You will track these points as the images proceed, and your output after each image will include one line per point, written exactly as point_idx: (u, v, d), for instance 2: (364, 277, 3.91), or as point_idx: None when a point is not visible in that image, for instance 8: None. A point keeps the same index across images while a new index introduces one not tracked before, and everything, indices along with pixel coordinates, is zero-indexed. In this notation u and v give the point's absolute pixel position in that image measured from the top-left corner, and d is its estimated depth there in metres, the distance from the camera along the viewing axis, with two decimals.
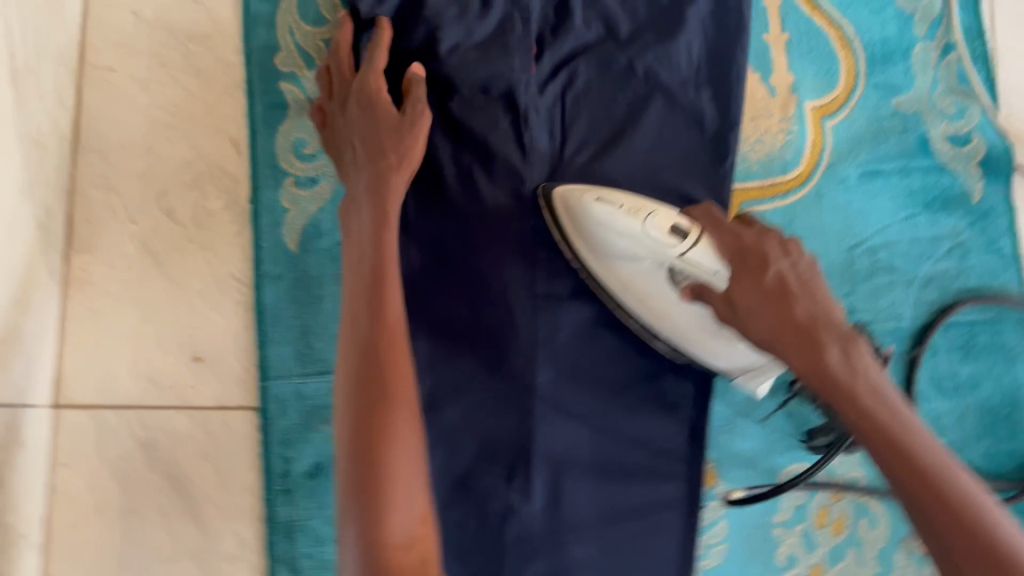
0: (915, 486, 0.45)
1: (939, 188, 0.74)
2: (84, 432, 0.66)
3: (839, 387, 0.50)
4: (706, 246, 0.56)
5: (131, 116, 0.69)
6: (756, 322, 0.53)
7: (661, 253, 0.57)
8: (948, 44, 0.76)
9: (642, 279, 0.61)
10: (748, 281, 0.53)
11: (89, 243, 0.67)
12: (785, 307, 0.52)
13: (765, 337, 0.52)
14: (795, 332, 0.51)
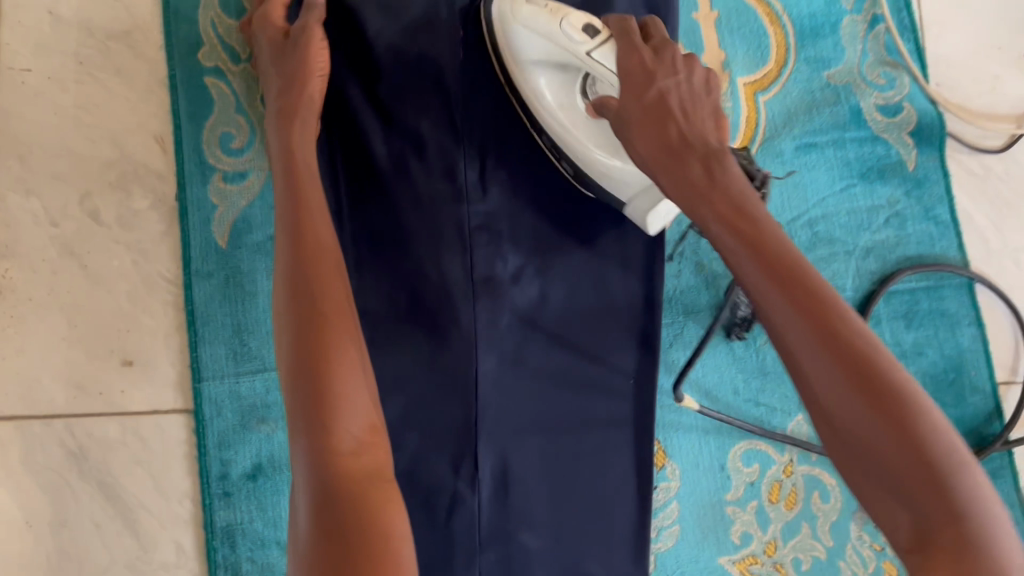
0: (781, 299, 0.39)
1: (874, 158, 0.74)
2: (9, 445, 0.63)
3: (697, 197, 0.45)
4: (613, 48, 0.54)
5: (49, 117, 0.67)
6: (633, 138, 0.50)
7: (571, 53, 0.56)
8: (876, 16, 0.76)
9: (561, 87, 0.61)
10: (626, 97, 0.51)
11: (9, 248, 0.65)
12: (662, 118, 0.49)
13: (643, 158, 0.50)
14: (662, 145, 0.49)
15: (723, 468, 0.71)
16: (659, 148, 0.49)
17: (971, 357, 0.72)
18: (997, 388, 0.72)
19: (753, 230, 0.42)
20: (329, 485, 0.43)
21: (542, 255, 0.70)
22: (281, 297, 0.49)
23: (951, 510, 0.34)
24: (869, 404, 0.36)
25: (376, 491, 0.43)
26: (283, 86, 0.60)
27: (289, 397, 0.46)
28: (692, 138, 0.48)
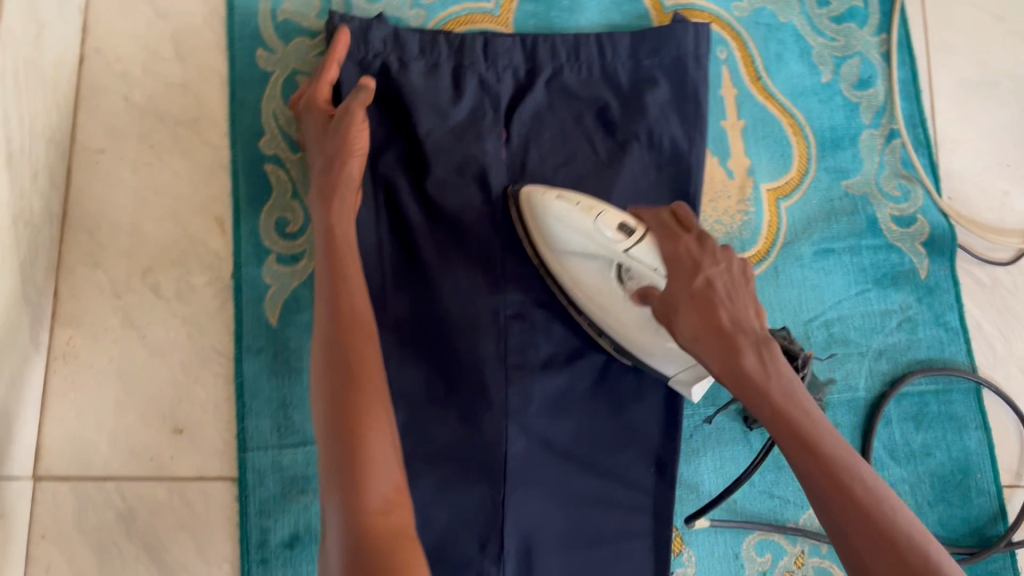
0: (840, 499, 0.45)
1: (888, 265, 0.79)
2: (63, 503, 0.67)
3: (753, 388, 0.51)
4: (649, 244, 0.61)
5: (118, 194, 0.72)
6: (681, 320, 0.56)
7: (610, 248, 0.62)
8: (893, 131, 0.81)
9: (594, 275, 0.66)
10: (672, 282, 0.58)
11: (74, 316, 0.70)
12: (708, 311, 0.55)
13: (689, 338, 0.56)
14: (715, 334, 0.54)
15: (737, 557, 0.73)
16: (714, 339, 0.54)
17: (977, 459, 0.76)
18: (1002, 491, 0.75)
19: (797, 421, 0.49)
20: (357, 540, 0.47)
21: (574, 343, 0.73)
22: (317, 365, 0.55)
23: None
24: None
25: (402, 548, 0.47)
26: (325, 163, 0.65)
27: (324, 455, 0.51)
28: (737, 323, 0.54)
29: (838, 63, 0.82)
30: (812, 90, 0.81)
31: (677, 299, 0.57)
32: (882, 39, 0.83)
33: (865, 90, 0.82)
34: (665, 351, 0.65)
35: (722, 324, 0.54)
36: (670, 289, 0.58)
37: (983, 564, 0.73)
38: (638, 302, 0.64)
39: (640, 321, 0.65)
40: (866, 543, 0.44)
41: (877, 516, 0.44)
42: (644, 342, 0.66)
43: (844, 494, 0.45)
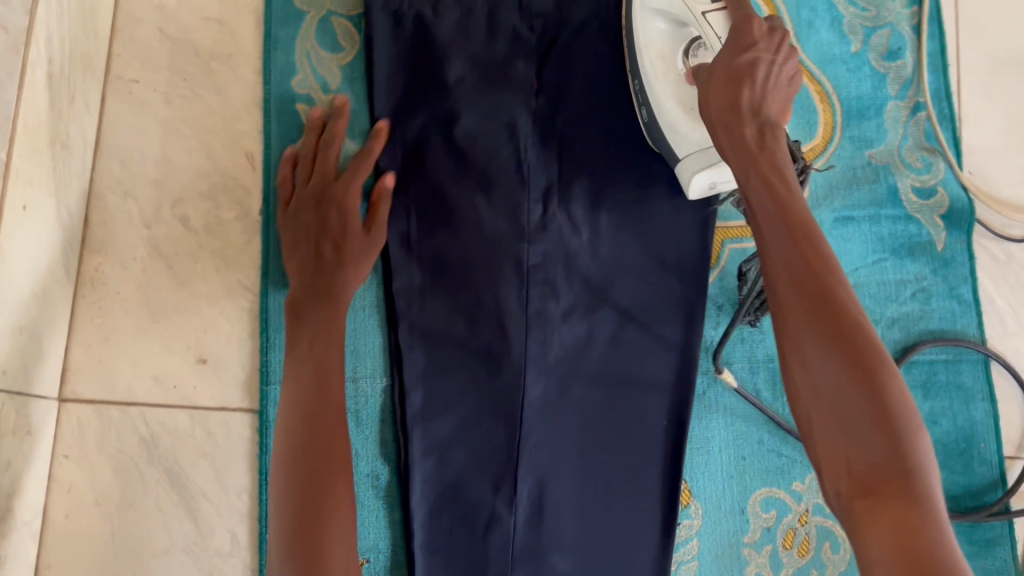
0: (790, 254, 0.50)
1: (905, 236, 0.79)
2: (87, 425, 0.68)
3: (743, 153, 0.57)
4: (724, 18, 0.68)
5: (149, 125, 0.73)
6: (713, 85, 0.60)
7: (693, 7, 0.69)
8: (918, 103, 0.82)
9: (668, 40, 0.71)
10: (730, 44, 0.61)
11: (103, 243, 0.70)
12: (737, 87, 0.59)
13: (715, 108, 0.60)
14: (733, 107, 0.59)
15: (743, 512, 0.75)
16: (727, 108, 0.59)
17: (982, 429, 0.77)
18: (1003, 461, 0.77)
19: (779, 187, 0.54)
20: None
21: (596, 297, 0.74)
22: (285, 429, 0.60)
23: (896, 453, 0.43)
24: (846, 361, 0.46)
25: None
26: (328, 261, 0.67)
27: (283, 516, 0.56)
28: (758, 106, 0.59)
29: (868, 32, 0.83)
30: (841, 58, 0.82)
31: (714, 72, 0.61)
32: (913, 11, 0.83)
33: (893, 61, 0.83)
34: (687, 131, 0.68)
35: (742, 102, 0.59)
36: (722, 61, 0.60)
37: (981, 530, 0.75)
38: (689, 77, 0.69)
39: (682, 95, 0.69)
40: (813, 308, 0.48)
41: (831, 286, 0.48)
42: (673, 116, 0.69)
43: (807, 268, 0.49)
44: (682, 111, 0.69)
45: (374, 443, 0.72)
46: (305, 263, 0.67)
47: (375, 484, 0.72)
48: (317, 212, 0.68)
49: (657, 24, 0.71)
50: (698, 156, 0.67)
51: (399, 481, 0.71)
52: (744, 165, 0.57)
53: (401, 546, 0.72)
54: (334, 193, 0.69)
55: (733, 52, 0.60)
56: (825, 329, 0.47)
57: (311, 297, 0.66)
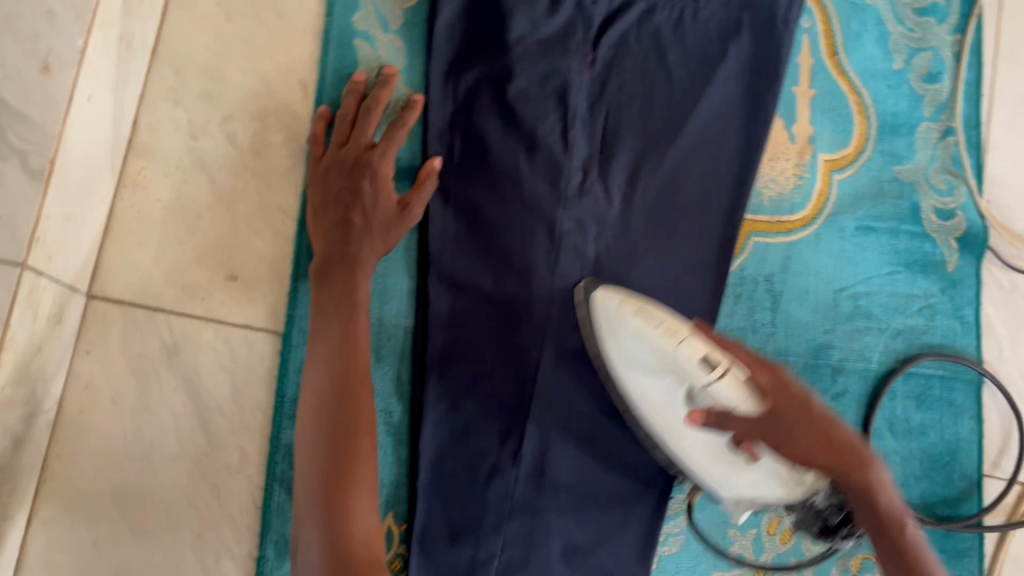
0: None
1: (921, 253, 0.82)
2: (112, 324, 0.68)
3: (855, 478, 0.59)
4: (733, 381, 0.59)
5: (208, 38, 0.73)
6: (794, 439, 0.59)
7: (688, 378, 0.61)
8: (949, 128, 0.85)
9: (662, 394, 0.64)
10: (789, 407, 0.59)
11: (148, 149, 0.71)
12: (828, 445, 0.59)
13: (802, 455, 0.59)
14: (829, 450, 0.59)
15: None
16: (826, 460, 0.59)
17: (966, 445, 0.81)
18: (982, 478, 0.80)
19: (892, 514, 0.60)
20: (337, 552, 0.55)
21: (619, 273, 0.76)
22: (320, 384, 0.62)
23: None
24: None
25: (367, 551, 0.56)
26: (354, 229, 0.67)
27: (313, 475, 0.58)
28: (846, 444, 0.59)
29: (912, 53, 0.85)
30: (883, 74, 0.84)
31: (788, 432, 0.58)
32: (956, 39, 0.86)
33: (931, 84, 0.85)
34: (731, 485, 0.65)
35: (836, 445, 0.59)
36: (786, 420, 0.59)
37: (952, 540, 0.79)
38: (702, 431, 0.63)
39: (709, 449, 0.64)
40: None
41: None
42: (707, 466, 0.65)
43: None
44: (718, 464, 0.64)
45: (390, 382, 0.73)
46: (331, 227, 0.67)
47: (388, 421, 0.73)
48: (349, 179, 0.68)
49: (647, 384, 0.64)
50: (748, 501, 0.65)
51: (410, 421, 0.73)
52: (847, 480, 0.60)
53: (404, 484, 0.73)
54: (369, 161, 0.69)
55: (781, 394, 0.60)
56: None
57: (335, 262, 0.66)
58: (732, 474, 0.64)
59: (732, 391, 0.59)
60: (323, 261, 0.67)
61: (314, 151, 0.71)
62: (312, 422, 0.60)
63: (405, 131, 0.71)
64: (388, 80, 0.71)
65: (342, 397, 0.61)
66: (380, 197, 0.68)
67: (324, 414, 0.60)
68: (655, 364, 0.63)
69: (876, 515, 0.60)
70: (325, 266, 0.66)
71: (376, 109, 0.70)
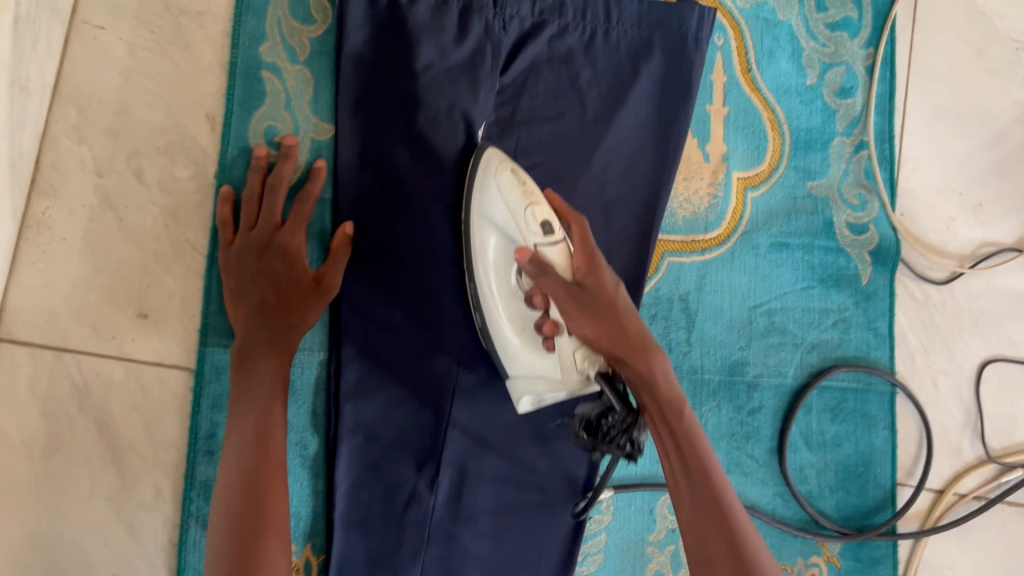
0: (690, 465, 0.57)
1: (835, 267, 0.84)
2: (19, 366, 0.68)
3: (636, 356, 0.59)
4: (560, 250, 0.61)
5: (111, 73, 0.72)
6: (582, 319, 0.60)
7: (523, 237, 0.62)
8: (862, 142, 0.86)
9: (502, 254, 0.65)
10: (596, 287, 0.61)
11: (52, 188, 0.70)
12: (609, 327, 0.60)
13: (591, 338, 0.60)
14: (614, 337, 0.60)
15: (651, 512, 0.79)
16: (611, 343, 0.60)
17: (881, 455, 0.82)
18: (895, 487, 0.82)
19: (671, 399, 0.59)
20: None
21: None
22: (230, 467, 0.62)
23: None
24: None
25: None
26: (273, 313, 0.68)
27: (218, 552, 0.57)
28: (633, 333, 0.60)
29: (825, 68, 0.86)
30: (796, 90, 0.85)
31: (586, 300, 0.60)
32: (868, 53, 0.87)
33: (845, 99, 0.86)
34: (517, 354, 0.65)
35: (629, 333, 0.60)
36: (588, 295, 0.61)
37: (865, 547, 0.81)
38: (521, 292, 0.64)
39: (518, 313, 0.65)
40: (711, 524, 0.55)
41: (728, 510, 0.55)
42: (507, 335, 0.65)
43: (712, 497, 0.55)
44: (516, 332, 0.65)
45: (305, 414, 0.73)
46: (250, 314, 0.68)
47: (303, 453, 0.73)
48: (262, 261, 0.69)
49: (493, 238, 0.65)
50: (525, 380, 0.66)
51: (327, 452, 0.73)
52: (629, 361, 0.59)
53: (322, 515, 0.73)
54: (281, 242, 0.70)
55: (593, 272, 0.61)
56: (723, 553, 0.53)
57: (258, 347, 0.67)
58: (529, 348, 0.64)
59: (557, 256, 0.61)
60: (240, 350, 0.67)
61: (224, 236, 0.71)
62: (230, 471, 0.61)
63: (312, 201, 0.72)
64: (288, 155, 0.72)
65: (257, 441, 0.62)
66: (294, 274, 0.69)
67: (241, 465, 0.61)
68: (503, 227, 0.64)
69: (657, 402, 0.59)
70: (245, 355, 0.66)
71: (281, 185, 0.71)
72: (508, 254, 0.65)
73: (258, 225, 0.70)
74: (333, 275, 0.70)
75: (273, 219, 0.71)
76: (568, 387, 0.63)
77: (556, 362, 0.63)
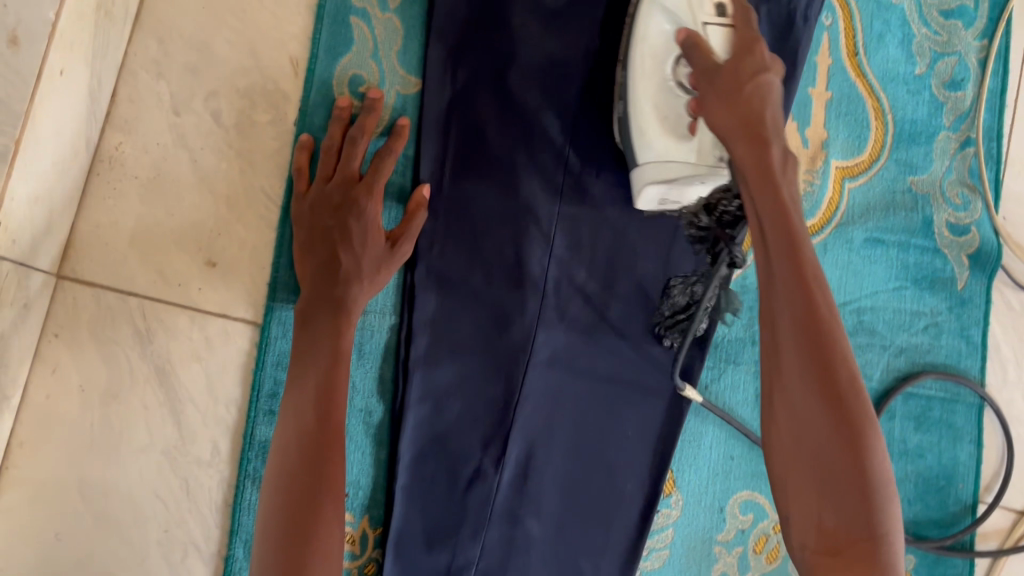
0: (782, 252, 0.48)
1: (930, 268, 0.79)
2: (81, 306, 0.65)
3: (757, 134, 0.51)
4: (725, 33, 0.58)
5: (195, 6, 0.68)
6: (710, 95, 0.54)
7: (695, 18, 0.60)
8: (969, 138, 0.81)
9: (666, 41, 0.63)
10: (735, 61, 0.54)
11: (128, 123, 0.66)
12: (738, 107, 0.52)
13: (716, 127, 0.53)
14: (734, 116, 0.52)
15: (721, 510, 0.75)
16: (731, 119, 0.52)
17: (964, 469, 0.78)
18: (976, 504, 0.78)
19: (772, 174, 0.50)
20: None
21: (610, 277, 0.72)
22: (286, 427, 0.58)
23: (891, 487, 0.45)
24: (818, 388, 0.45)
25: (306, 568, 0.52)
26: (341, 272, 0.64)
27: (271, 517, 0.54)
28: (764, 116, 0.52)
29: (936, 57, 0.81)
30: (904, 78, 0.81)
31: (718, 75, 0.54)
32: (983, 45, 0.82)
33: (954, 91, 0.81)
34: (652, 139, 0.63)
35: (755, 113, 0.52)
36: (723, 75, 0.54)
37: (938, 564, 0.77)
38: (676, 74, 0.62)
39: (665, 99, 0.63)
40: (792, 316, 0.46)
41: (823, 309, 0.46)
42: (647, 120, 0.63)
43: (800, 290, 0.47)
44: (658, 119, 0.63)
45: (371, 380, 0.70)
46: (318, 272, 0.64)
47: (367, 421, 0.69)
48: (336, 217, 0.65)
49: (659, 21, 0.63)
50: (655, 167, 0.62)
51: (390, 421, 0.70)
52: (734, 139, 0.52)
53: (381, 486, 0.70)
54: (356, 198, 0.66)
55: (742, 53, 0.54)
56: (799, 349, 0.46)
57: (323, 304, 0.63)
58: (667, 134, 0.62)
59: (719, 38, 0.58)
60: (304, 309, 0.63)
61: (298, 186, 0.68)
62: (285, 434, 0.58)
63: (393, 159, 0.68)
64: (372, 109, 0.68)
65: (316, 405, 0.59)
66: (368, 234, 0.65)
67: (297, 429, 0.57)
68: (676, 11, 0.62)
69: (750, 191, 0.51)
70: (307, 315, 0.63)
71: (361, 139, 0.67)
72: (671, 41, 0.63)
73: (334, 178, 0.67)
74: (406, 238, 0.67)
75: (350, 173, 0.67)
76: (699, 171, 0.60)
77: (694, 147, 0.61)
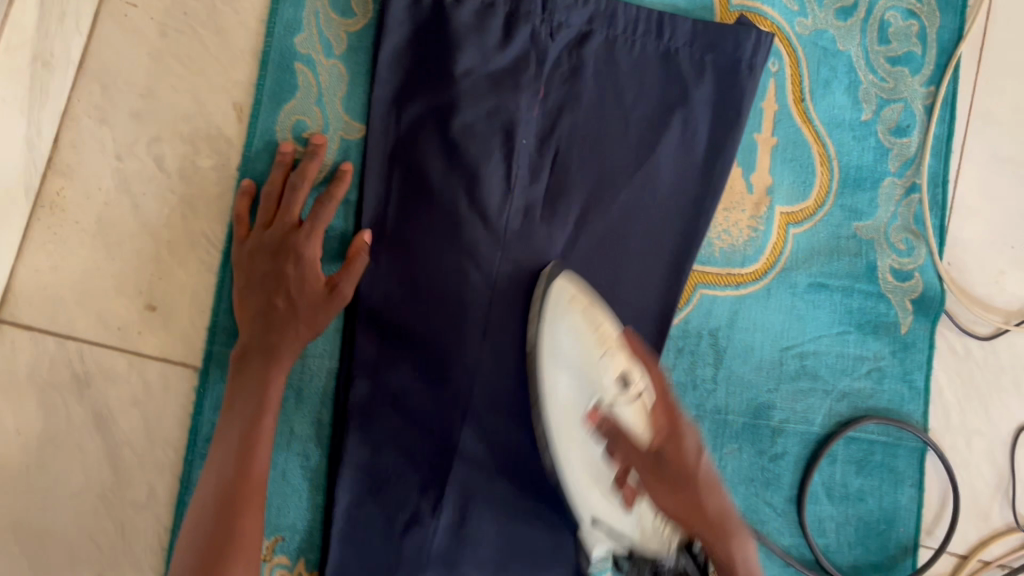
0: None
1: (874, 313, 0.80)
2: (19, 350, 0.66)
3: (714, 520, 0.61)
4: (641, 408, 0.65)
5: (141, 55, 0.69)
6: (659, 494, 0.62)
7: (603, 393, 0.65)
8: (914, 184, 0.82)
9: (574, 409, 0.65)
10: (677, 467, 0.62)
11: (70, 169, 0.67)
12: (690, 500, 0.61)
13: (673, 512, 0.61)
14: (694, 510, 0.61)
15: None
16: (694, 514, 0.61)
17: (905, 514, 0.79)
18: (917, 547, 0.78)
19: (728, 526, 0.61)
20: None
21: None
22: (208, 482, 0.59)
23: None
24: None
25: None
26: (276, 317, 0.65)
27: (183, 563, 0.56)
28: (712, 493, 0.62)
29: (882, 103, 0.82)
30: (850, 125, 0.81)
31: (660, 458, 0.62)
32: (928, 92, 0.83)
33: (899, 138, 0.82)
34: (593, 501, 0.64)
35: (710, 514, 0.61)
36: (667, 465, 0.62)
37: None
38: (596, 442, 0.65)
39: (593, 461, 0.65)
40: None
41: None
42: (576, 484, 0.64)
43: None
44: (594, 480, 0.64)
45: (309, 424, 0.71)
46: (255, 317, 0.65)
47: (304, 465, 0.70)
48: (274, 262, 0.66)
49: (563, 382, 0.65)
50: (601, 536, 0.65)
51: (329, 464, 0.70)
52: (702, 530, 0.61)
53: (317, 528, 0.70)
54: (295, 243, 0.67)
55: (671, 438, 0.63)
56: None
57: (255, 350, 0.64)
58: (607, 494, 0.64)
59: (633, 418, 0.64)
60: (239, 352, 0.64)
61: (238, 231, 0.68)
62: (209, 486, 0.59)
63: (334, 204, 0.68)
64: (314, 155, 0.68)
65: (240, 453, 0.60)
66: (305, 280, 0.66)
67: (218, 482, 0.59)
68: (582, 373, 0.65)
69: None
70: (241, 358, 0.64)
71: (302, 184, 0.68)
72: (580, 394, 0.65)
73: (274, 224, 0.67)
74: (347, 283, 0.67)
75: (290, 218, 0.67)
76: (647, 548, 0.63)
77: (636, 522, 0.64)
